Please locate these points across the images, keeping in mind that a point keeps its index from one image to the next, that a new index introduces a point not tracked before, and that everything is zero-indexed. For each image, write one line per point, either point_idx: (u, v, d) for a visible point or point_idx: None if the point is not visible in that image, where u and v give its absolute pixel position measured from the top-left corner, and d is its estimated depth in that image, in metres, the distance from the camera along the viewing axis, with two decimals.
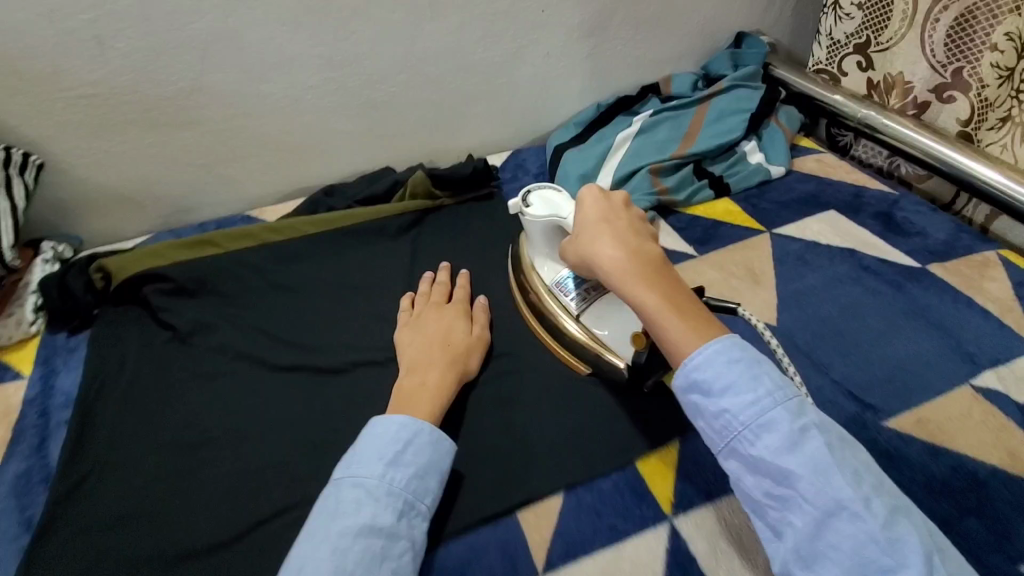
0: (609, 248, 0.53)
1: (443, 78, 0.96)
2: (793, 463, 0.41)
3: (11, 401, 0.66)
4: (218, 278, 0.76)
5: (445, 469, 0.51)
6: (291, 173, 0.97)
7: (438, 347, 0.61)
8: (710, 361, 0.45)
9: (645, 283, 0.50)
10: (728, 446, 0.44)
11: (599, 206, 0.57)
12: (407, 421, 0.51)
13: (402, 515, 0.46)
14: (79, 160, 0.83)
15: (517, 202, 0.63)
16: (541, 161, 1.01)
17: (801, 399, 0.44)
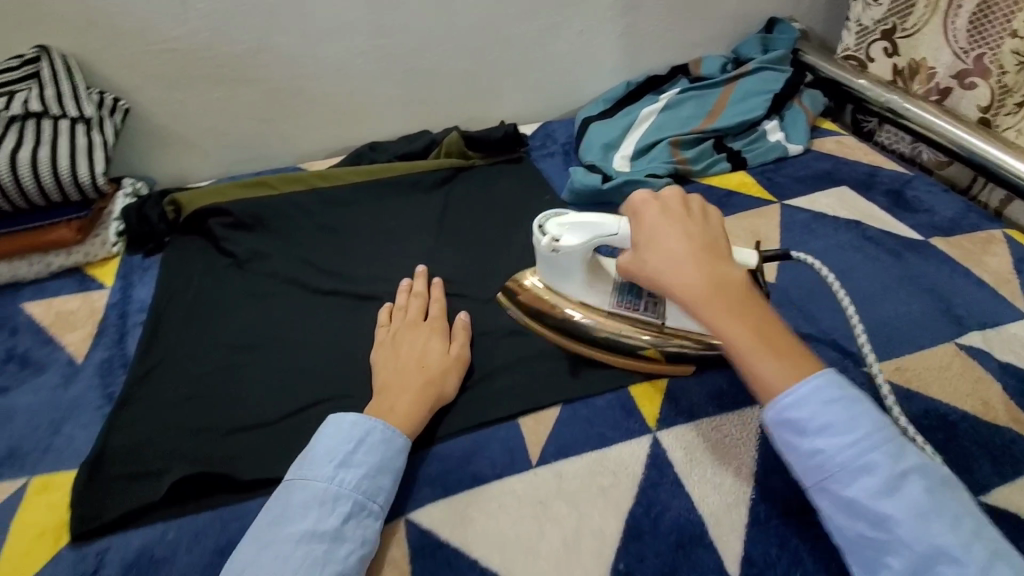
0: (691, 275, 0.50)
1: (482, 50, 1.04)
2: (891, 507, 0.41)
3: (96, 305, 0.77)
4: (268, 218, 0.86)
5: (399, 468, 0.51)
6: (338, 133, 1.06)
7: (411, 369, 0.58)
8: (808, 401, 0.44)
9: (733, 317, 0.48)
10: (820, 483, 0.44)
11: (677, 222, 0.53)
12: (360, 418, 0.51)
13: (353, 518, 0.46)
14: (158, 108, 0.94)
15: (544, 239, 0.59)
16: (569, 132, 1.07)
17: (901, 441, 0.44)
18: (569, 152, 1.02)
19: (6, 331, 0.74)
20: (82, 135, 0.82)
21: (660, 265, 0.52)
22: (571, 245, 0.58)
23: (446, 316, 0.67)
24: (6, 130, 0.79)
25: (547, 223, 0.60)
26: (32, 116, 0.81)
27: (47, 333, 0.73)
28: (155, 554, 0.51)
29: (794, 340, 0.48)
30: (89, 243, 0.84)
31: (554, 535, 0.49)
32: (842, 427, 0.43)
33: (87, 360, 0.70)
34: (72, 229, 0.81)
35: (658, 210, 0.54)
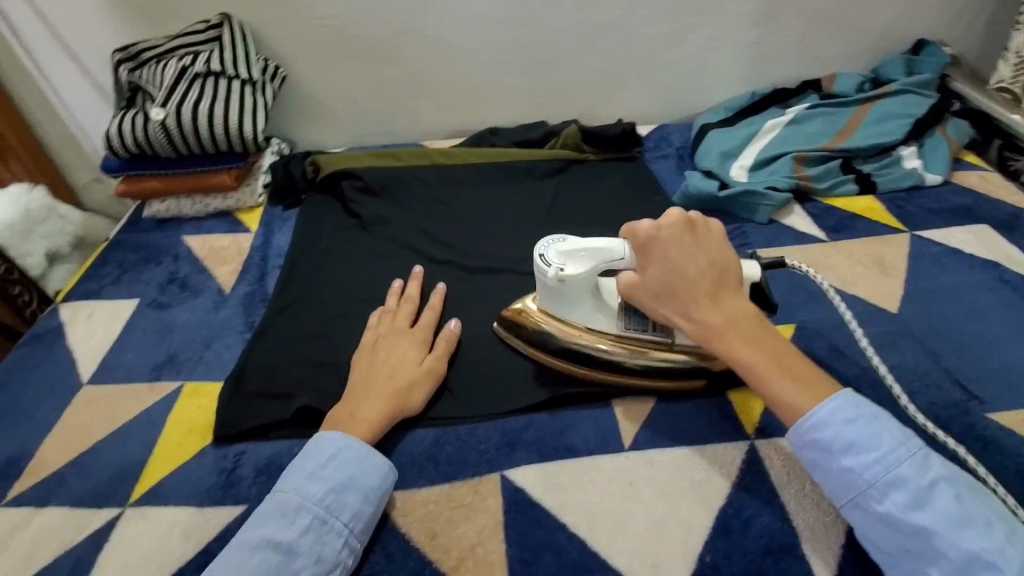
0: (708, 307, 0.51)
1: (609, 47, 1.05)
2: (924, 520, 0.42)
3: (243, 245, 0.88)
4: (392, 187, 0.92)
5: (371, 488, 0.50)
6: (461, 115, 1.11)
7: (381, 375, 0.58)
8: (830, 423, 0.46)
9: (750, 343, 0.49)
10: (854, 501, 0.45)
11: (690, 253, 0.52)
12: (337, 437, 0.52)
13: (309, 534, 0.46)
14: (308, 77, 1.04)
15: (549, 270, 0.58)
16: (685, 137, 1.06)
17: (926, 452, 0.44)
18: (683, 157, 1.02)
19: (170, 258, 0.85)
20: (249, 95, 0.92)
21: (674, 298, 0.52)
22: (576, 272, 0.57)
23: (436, 324, 0.67)
24: (191, 85, 0.91)
25: (548, 249, 0.59)
26: (211, 74, 0.92)
27: (203, 264, 0.84)
28: (282, 464, 0.58)
29: (805, 360, 0.49)
30: (241, 190, 0.94)
31: (642, 517, 0.50)
32: (866, 444, 0.44)
33: (234, 291, 0.79)
34: (230, 176, 0.92)
35: (668, 242, 0.52)
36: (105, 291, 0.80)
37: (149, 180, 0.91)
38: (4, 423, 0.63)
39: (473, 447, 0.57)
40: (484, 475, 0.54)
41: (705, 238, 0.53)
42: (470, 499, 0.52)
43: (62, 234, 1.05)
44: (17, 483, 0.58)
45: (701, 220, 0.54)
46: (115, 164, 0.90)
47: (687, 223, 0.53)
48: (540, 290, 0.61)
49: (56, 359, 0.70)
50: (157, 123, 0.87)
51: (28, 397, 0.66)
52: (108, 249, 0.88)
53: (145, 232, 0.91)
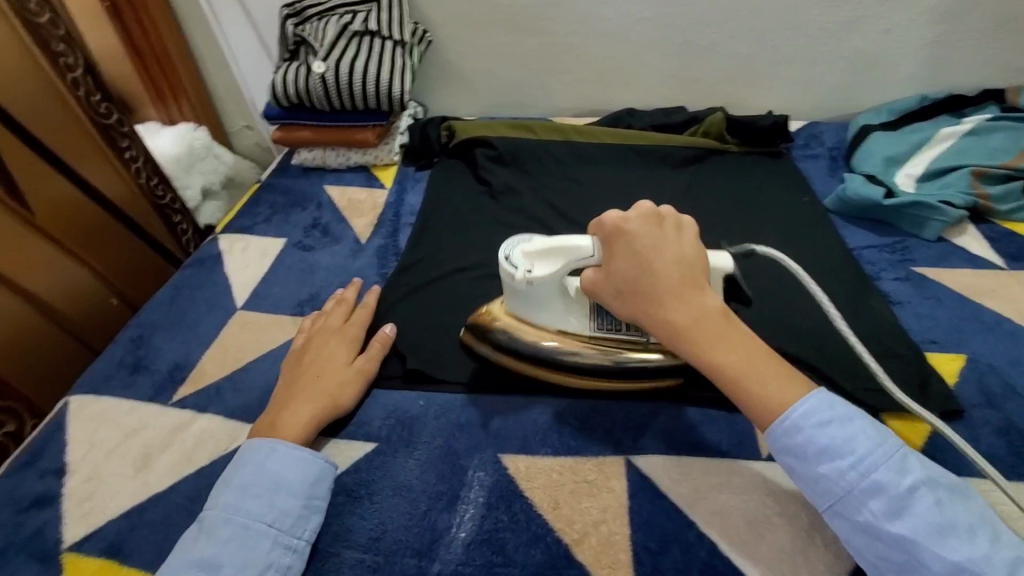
0: (678, 303, 0.48)
1: (767, 34, 0.98)
2: (905, 528, 0.41)
3: (378, 200, 0.92)
4: (523, 158, 0.92)
5: (294, 482, 0.49)
6: (596, 94, 1.09)
7: (309, 378, 0.57)
8: (805, 425, 0.44)
9: (723, 341, 0.47)
10: (831, 509, 0.43)
11: (656, 244, 0.50)
12: (254, 444, 0.51)
13: (231, 543, 0.46)
14: (451, 44, 1.06)
15: (516, 272, 0.56)
16: (839, 138, 0.97)
17: (903, 453, 0.43)
18: (836, 159, 0.94)
19: (313, 204, 0.91)
20: (399, 56, 0.96)
21: (641, 294, 0.49)
22: (544, 273, 0.55)
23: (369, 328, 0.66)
24: (348, 41, 0.96)
25: (512, 253, 0.57)
26: (369, 34, 0.96)
27: (342, 214, 0.89)
28: (406, 413, 0.58)
29: (775, 355, 0.48)
30: (380, 147, 0.98)
31: (781, 530, 0.47)
32: (841, 449, 0.43)
33: (368, 243, 0.83)
34: (373, 133, 0.96)
35: (635, 236, 0.50)
36: (257, 228, 0.87)
37: (302, 130, 0.98)
38: (172, 334, 0.70)
39: (598, 426, 0.56)
40: (609, 458, 0.53)
41: (674, 235, 0.51)
42: (594, 478, 0.52)
43: (216, 172, 1.15)
44: (182, 388, 0.64)
45: (670, 216, 0.52)
46: (275, 112, 0.97)
47: (655, 217, 0.51)
48: (506, 293, 0.58)
49: (215, 283, 0.77)
50: (317, 76, 0.92)
51: (192, 313, 0.73)
52: (260, 190, 0.95)
53: (292, 178, 0.97)
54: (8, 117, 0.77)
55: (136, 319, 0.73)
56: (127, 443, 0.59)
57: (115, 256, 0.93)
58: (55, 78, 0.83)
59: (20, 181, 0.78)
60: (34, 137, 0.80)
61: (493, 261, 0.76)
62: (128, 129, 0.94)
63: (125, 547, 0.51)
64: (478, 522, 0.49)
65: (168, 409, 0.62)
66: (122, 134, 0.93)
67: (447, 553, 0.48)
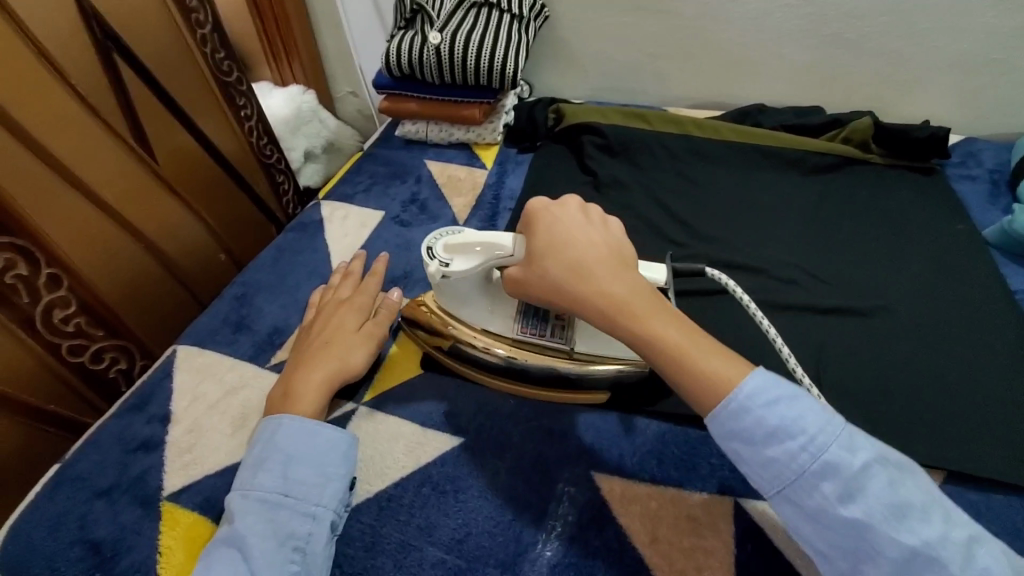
0: (611, 276, 0.46)
1: (936, 30, 0.85)
2: (857, 511, 0.38)
3: (477, 180, 0.89)
4: (633, 149, 0.86)
5: (311, 453, 0.49)
6: (718, 86, 1.00)
7: (318, 347, 0.57)
8: (749, 408, 0.41)
9: (656, 316, 0.44)
10: (778, 495, 0.40)
11: (577, 226, 0.48)
12: (266, 424, 0.50)
13: (254, 515, 0.46)
14: (568, 21, 1.01)
15: (433, 264, 0.54)
16: (1007, 158, 0.84)
17: (853, 428, 0.40)
18: (998, 184, 0.81)
19: (413, 179, 0.90)
20: (515, 31, 0.91)
21: (568, 268, 0.46)
22: (461, 268, 0.53)
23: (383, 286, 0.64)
24: (466, 13, 0.92)
25: (436, 244, 0.55)
26: (487, 6, 0.92)
27: (440, 191, 0.87)
28: (497, 412, 0.56)
29: (709, 337, 0.44)
30: (483, 125, 0.95)
31: None
32: (792, 430, 0.40)
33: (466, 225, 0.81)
34: (479, 111, 0.93)
35: (557, 219, 0.49)
36: (357, 197, 0.87)
37: (408, 102, 0.96)
38: (273, 295, 0.72)
39: (704, 458, 0.51)
40: (717, 497, 0.48)
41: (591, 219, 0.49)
42: (697, 517, 0.47)
43: (318, 137, 1.17)
44: (279, 351, 0.65)
45: (600, 213, 0.50)
46: (384, 81, 0.96)
47: (580, 208, 0.50)
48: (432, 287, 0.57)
49: (314, 250, 0.78)
50: (432, 47, 0.89)
51: (291, 277, 0.74)
52: (362, 159, 0.95)
53: (394, 149, 0.97)
54: (142, 65, 0.80)
55: (240, 278, 0.75)
56: (226, 400, 0.61)
57: (223, 211, 0.96)
58: (186, 34, 0.85)
59: (148, 129, 0.81)
60: (165, 89, 0.83)
61: None
62: (245, 87, 0.97)
63: (218, 504, 0.53)
64: (566, 543, 0.46)
65: (266, 371, 0.63)
66: (240, 92, 0.97)
67: (531, 570, 0.45)
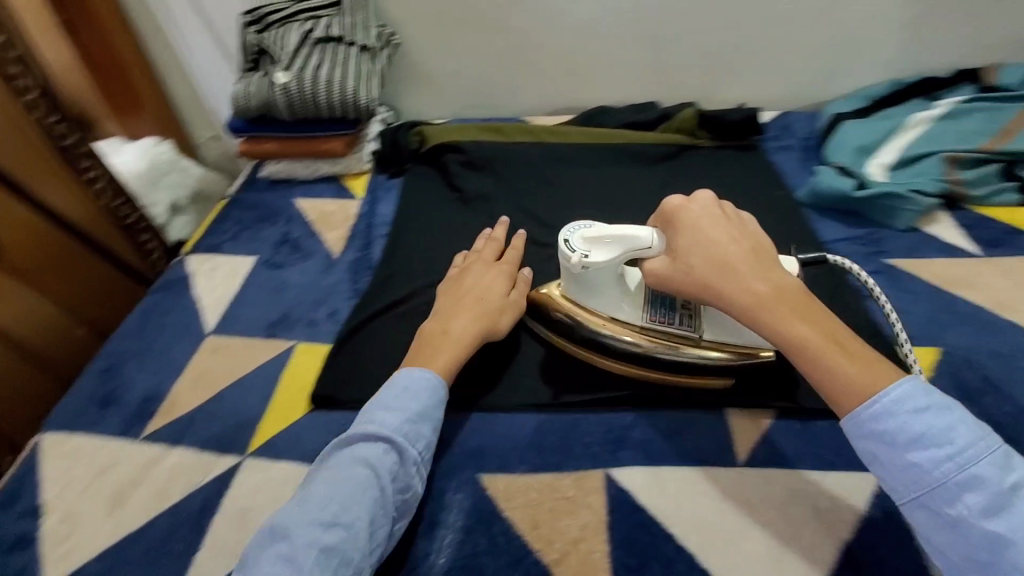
0: (757, 274, 0.49)
1: (739, 24, 0.97)
2: (1001, 527, 0.39)
3: (350, 211, 0.90)
4: (495, 162, 0.91)
5: (438, 422, 0.53)
6: (569, 92, 1.08)
7: (468, 300, 0.61)
8: (894, 408, 0.43)
9: (800, 315, 0.47)
10: (913, 500, 0.42)
11: (719, 226, 0.52)
12: (414, 375, 0.54)
13: (387, 457, 0.49)
14: (420, 47, 1.04)
15: (573, 256, 0.55)
16: (811, 128, 0.97)
17: (1009, 451, 0.41)
18: (808, 150, 0.94)
19: (282, 219, 0.89)
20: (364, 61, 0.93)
21: (714, 267, 0.50)
22: (602, 260, 0.55)
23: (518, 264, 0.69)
24: (312, 50, 0.93)
25: (573, 235, 0.57)
26: (332, 41, 0.93)
27: (312, 227, 0.87)
28: None
29: (859, 340, 0.47)
30: (350, 157, 0.96)
31: (758, 537, 0.48)
32: (938, 439, 0.41)
33: (341, 257, 0.81)
34: (341, 143, 0.93)
35: (697, 216, 0.53)
36: (226, 246, 0.85)
37: (267, 142, 0.95)
38: (143, 363, 0.69)
39: (576, 440, 0.56)
40: (587, 473, 0.53)
41: (741, 223, 0.53)
42: (573, 494, 0.51)
43: (182, 187, 1.10)
44: (153, 420, 0.63)
45: (736, 212, 0.54)
46: (238, 124, 0.94)
47: (715, 204, 0.54)
48: (565, 278, 0.58)
49: (184, 308, 0.76)
50: (280, 87, 0.89)
51: (161, 341, 0.72)
52: (229, 206, 0.93)
53: (260, 192, 0.96)
54: None
55: (104, 351, 0.71)
56: (99, 481, 0.58)
57: (76, 281, 0.90)
58: (5, 101, 0.79)
59: None
60: None
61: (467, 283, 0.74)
62: (88, 148, 0.91)
63: None
64: (457, 546, 0.49)
65: (142, 442, 0.61)
66: (82, 154, 0.90)
67: None
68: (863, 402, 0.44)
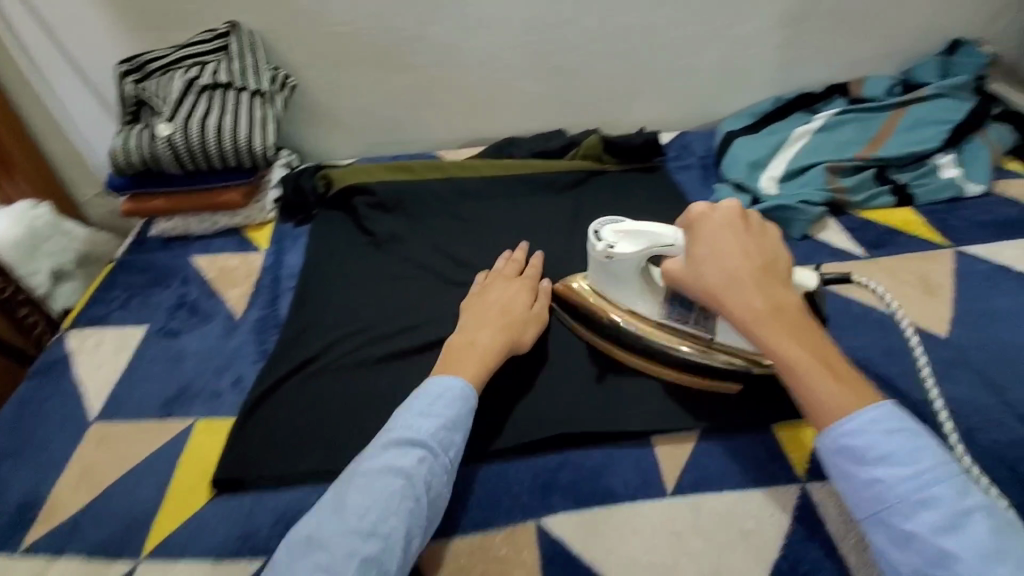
0: (762, 290, 0.49)
1: (632, 51, 1.01)
2: (953, 544, 0.39)
3: (253, 265, 0.84)
4: (406, 203, 0.89)
5: (468, 429, 0.53)
6: (477, 124, 1.08)
7: (494, 311, 0.63)
8: (864, 428, 0.43)
9: (792, 335, 0.47)
10: (875, 516, 0.42)
11: (736, 237, 0.51)
12: (448, 381, 0.54)
13: (421, 466, 0.48)
14: (318, 87, 1.01)
15: (599, 245, 0.58)
16: (708, 146, 1.02)
17: (971, 478, 0.41)
18: (708, 168, 0.98)
19: (178, 280, 0.82)
20: (258, 108, 0.89)
21: (719, 279, 0.50)
22: (626, 252, 0.57)
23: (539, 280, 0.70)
24: (197, 98, 0.87)
25: (603, 228, 0.59)
26: (219, 87, 0.88)
27: (212, 286, 0.81)
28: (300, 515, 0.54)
29: (848, 365, 0.47)
30: (250, 207, 0.90)
31: (690, 569, 0.48)
32: (901, 458, 0.42)
33: (245, 316, 0.76)
34: (239, 193, 0.88)
35: (718, 226, 0.52)
36: (113, 317, 0.77)
37: (154, 199, 0.88)
38: (16, 462, 0.61)
39: (506, 489, 0.54)
40: (517, 525, 0.51)
41: (765, 237, 0.52)
42: (505, 552, 0.49)
43: (67, 251, 1.01)
44: (31, 529, 0.56)
45: (760, 225, 0.53)
46: (119, 181, 0.87)
47: (740, 215, 0.53)
48: (591, 268, 0.61)
49: (66, 392, 0.68)
50: (163, 140, 0.83)
51: (38, 433, 0.64)
52: (115, 270, 0.85)
53: (153, 251, 0.88)
54: None
55: None
56: None
57: None
58: None
59: None
60: None
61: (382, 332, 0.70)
62: None
63: None
64: None
65: (17, 559, 0.54)
66: None
67: None
68: (839, 419, 0.44)
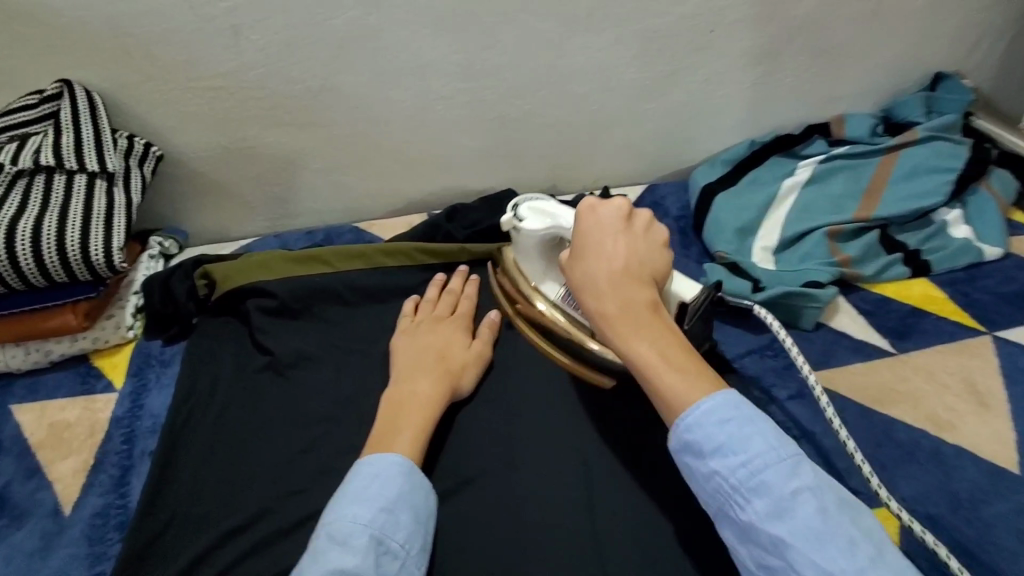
0: (620, 284, 0.46)
1: (587, 97, 0.85)
2: (782, 531, 0.37)
3: (98, 418, 0.62)
4: (316, 303, 0.67)
5: (421, 505, 0.47)
6: (407, 188, 0.88)
7: (431, 358, 0.59)
8: (701, 418, 0.40)
9: (639, 329, 0.44)
10: (719, 512, 0.40)
11: (609, 232, 0.49)
12: (378, 457, 0.48)
13: (363, 554, 0.42)
14: (193, 154, 0.79)
15: (508, 217, 0.61)
16: (683, 202, 0.86)
17: (802, 458, 0.39)
18: (686, 232, 0.83)
19: None
20: (101, 196, 0.66)
21: (584, 271, 0.48)
22: (530, 227, 0.60)
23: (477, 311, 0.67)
24: (10, 189, 0.65)
25: (521, 203, 0.62)
26: (45, 170, 0.66)
27: (34, 460, 0.59)
28: None
29: (698, 353, 0.44)
30: (98, 326, 0.67)
31: None
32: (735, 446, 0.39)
33: (78, 510, 0.55)
34: (76, 313, 0.65)
35: (594, 221, 0.50)
36: None
37: None
38: None
39: None
40: None
41: (642, 233, 0.49)
42: None
43: None
44: None
45: (643, 221, 0.50)
46: None
47: (625, 211, 0.50)
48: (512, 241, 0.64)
49: None
50: None
51: None
52: None
53: None
54: None
55: None
56: None
57: None
58: None
59: None
60: None
61: (269, 530, 0.51)
62: None
63: None
64: None
65: None
66: None
67: None
68: (680, 411, 0.41)
